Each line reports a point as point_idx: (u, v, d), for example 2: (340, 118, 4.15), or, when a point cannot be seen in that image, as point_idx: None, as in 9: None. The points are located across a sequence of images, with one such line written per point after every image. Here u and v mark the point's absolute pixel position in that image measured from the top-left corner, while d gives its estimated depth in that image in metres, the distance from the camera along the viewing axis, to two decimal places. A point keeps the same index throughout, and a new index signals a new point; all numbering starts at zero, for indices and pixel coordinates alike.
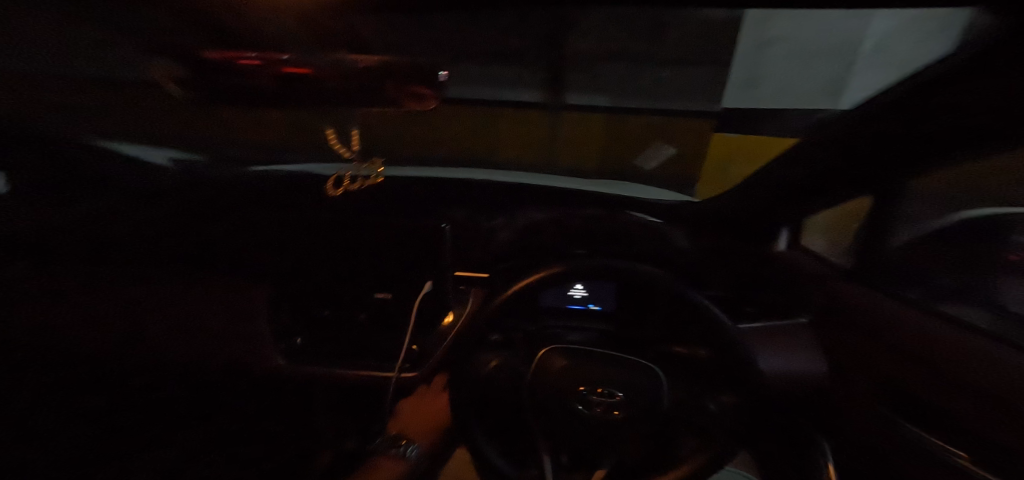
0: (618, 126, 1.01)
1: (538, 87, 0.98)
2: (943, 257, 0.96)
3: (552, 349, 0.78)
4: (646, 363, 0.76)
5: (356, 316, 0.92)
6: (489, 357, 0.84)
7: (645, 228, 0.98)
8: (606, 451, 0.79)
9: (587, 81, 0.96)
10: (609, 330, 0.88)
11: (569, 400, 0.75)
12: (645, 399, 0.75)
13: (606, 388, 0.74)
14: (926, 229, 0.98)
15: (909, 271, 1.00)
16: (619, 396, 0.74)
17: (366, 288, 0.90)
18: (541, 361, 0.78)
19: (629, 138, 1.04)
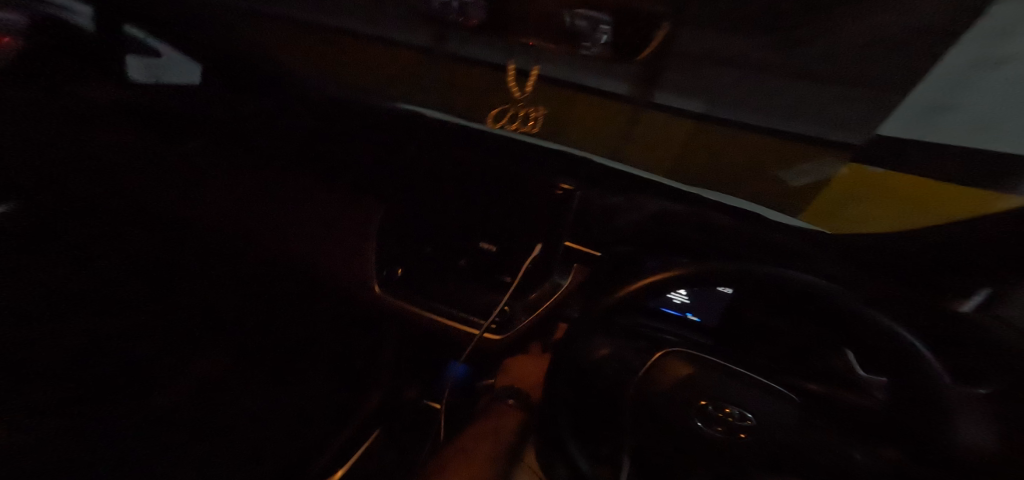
0: (740, 137, 0.72)
1: (624, 77, 0.73)
2: None
3: (674, 353, 0.74)
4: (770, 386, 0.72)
5: (457, 263, 0.85)
6: (602, 344, 0.74)
7: None
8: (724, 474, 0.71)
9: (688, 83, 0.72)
10: (714, 343, 0.77)
11: (687, 414, 0.71)
12: (776, 427, 0.70)
13: (733, 407, 0.70)
14: None
15: None
16: (748, 418, 0.70)
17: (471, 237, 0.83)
18: (660, 361, 0.74)
19: (780, 152, 0.70)
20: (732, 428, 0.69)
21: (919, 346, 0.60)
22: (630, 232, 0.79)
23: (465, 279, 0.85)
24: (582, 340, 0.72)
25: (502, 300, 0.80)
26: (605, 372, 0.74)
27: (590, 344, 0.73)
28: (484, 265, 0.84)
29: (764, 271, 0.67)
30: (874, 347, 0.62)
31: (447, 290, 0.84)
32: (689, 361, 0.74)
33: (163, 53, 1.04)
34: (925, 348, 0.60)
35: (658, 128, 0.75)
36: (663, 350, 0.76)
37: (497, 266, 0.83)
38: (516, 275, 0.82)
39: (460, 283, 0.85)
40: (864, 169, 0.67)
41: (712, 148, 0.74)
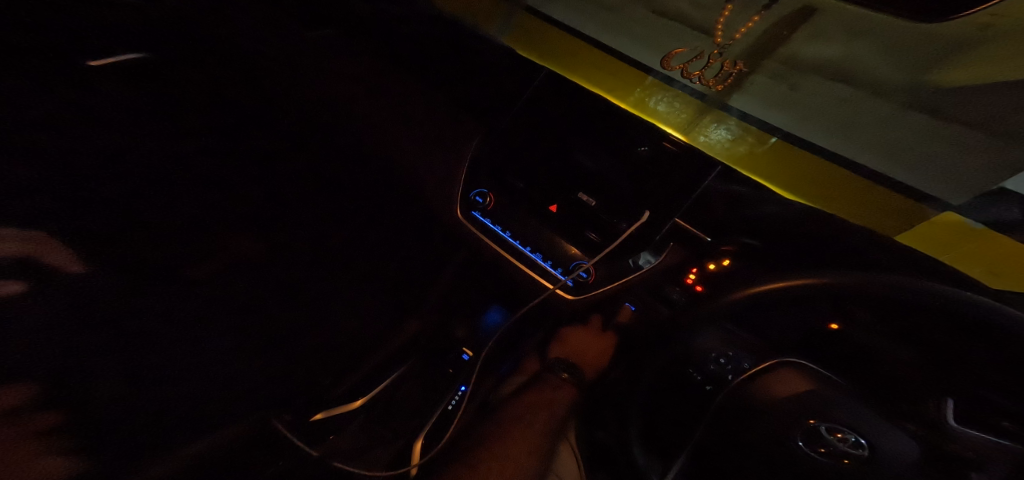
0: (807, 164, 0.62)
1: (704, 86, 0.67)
2: None
3: (781, 364, 0.65)
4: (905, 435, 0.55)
5: (542, 207, 0.77)
6: (710, 342, 0.65)
7: None
8: None
9: (771, 89, 0.65)
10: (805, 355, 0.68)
11: (789, 430, 0.58)
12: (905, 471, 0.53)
13: (845, 431, 0.54)
14: None
15: None
16: (862, 443, 0.53)
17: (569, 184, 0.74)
18: (766, 371, 0.65)
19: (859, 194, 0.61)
20: (839, 451, 0.52)
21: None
22: (761, 225, 0.68)
23: (557, 228, 0.78)
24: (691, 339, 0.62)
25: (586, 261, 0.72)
26: (699, 369, 0.67)
27: (697, 339, 0.63)
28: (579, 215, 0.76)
29: (927, 287, 0.47)
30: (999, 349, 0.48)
31: (540, 236, 0.78)
32: (797, 374, 0.63)
33: None
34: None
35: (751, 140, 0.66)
36: (768, 359, 0.66)
37: (592, 219, 0.75)
38: (613, 236, 0.74)
39: (553, 230, 0.78)
40: (963, 221, 0.57)
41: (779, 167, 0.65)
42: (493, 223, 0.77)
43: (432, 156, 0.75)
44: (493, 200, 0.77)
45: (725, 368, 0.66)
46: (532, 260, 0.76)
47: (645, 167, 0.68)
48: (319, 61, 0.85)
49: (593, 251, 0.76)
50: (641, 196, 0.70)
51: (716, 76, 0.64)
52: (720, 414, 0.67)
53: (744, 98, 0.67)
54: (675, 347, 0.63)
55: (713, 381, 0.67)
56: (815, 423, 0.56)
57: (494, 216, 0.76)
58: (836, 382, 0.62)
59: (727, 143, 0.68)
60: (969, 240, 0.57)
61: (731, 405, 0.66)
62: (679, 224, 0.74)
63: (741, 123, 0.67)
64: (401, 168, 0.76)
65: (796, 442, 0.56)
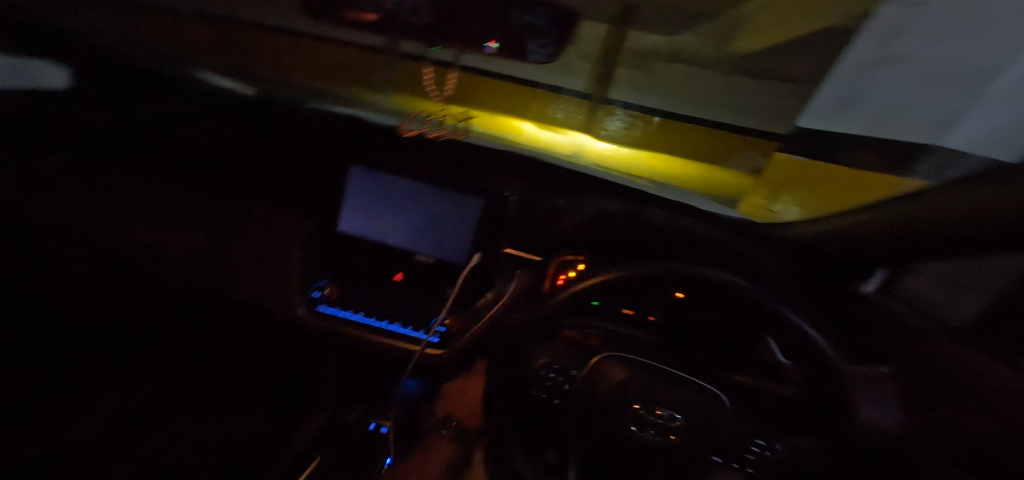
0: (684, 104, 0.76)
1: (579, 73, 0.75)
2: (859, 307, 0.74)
3: (607, 355, 0.71)
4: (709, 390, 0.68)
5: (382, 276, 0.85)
6: (537, 356, 0.74)
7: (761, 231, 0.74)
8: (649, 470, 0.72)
9: (637, 78, 0.77)
10: (649, 342, 0.73)
11: (621, 417, 0.68)
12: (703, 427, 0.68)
13: (663, 408, 0.67)
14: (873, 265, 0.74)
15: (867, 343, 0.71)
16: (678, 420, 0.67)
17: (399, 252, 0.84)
18: (594, 366, 0.71)
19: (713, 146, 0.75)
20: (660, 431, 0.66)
21: (792, 316, 0.58)
22: (573, 234, 0.80)
23: (404, 292, 0.86)
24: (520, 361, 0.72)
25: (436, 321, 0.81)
26: (543, 382, 0.73)
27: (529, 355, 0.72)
28: (424, 277, 0.86)
29: (685, 269, 0.63)
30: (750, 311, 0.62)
31: (391, 303, 0.87)
32: (625, 364, 0.71)
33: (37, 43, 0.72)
34: (803, 319, 0.58)
35: (637, 123, 0.77)
36: (600, 352, 0.72)
37: (429, 277, 0.84)
38: (454, 284, 0.83)
39: (398, 294, 0.86)
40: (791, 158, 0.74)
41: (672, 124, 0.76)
42: (341, 309, 0.87)
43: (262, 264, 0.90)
44: (332, 290, 0.87)
45: (560, 380, 0.72)
46: (389, 330, 0.86)
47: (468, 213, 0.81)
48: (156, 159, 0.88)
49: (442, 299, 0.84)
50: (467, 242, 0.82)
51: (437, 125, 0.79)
52: (569, 425, 0.72)
53: (622, 92, 0.77)
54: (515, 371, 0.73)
55: (553, 392, 0.73)
56: (641, 410, 0.66)
57: (335, 297, 0.87)
58: (658, 364, 0.69)
59: (624, 130, 0.77)
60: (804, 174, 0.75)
61: (578, 409, 0.71)
62: (512, 252, 0.81)
63: (627, 112, 0.77)
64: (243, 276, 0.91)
65: (629, 427, 0.67)
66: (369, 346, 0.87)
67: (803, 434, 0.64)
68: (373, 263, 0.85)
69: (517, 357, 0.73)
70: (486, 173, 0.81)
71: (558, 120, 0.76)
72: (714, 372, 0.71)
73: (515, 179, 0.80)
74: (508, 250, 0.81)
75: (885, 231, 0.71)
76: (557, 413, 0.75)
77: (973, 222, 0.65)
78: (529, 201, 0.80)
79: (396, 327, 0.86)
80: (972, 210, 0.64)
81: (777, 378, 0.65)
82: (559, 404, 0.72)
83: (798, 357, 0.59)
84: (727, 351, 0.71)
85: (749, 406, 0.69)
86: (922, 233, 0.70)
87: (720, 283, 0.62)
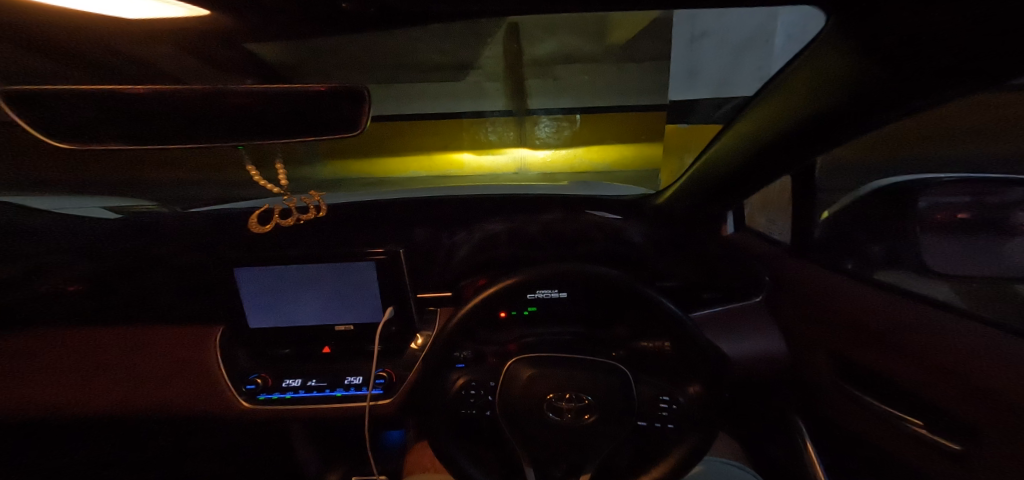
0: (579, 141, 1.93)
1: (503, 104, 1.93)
2: (693, 241, 1.07)
3: (520, 360, 0.81)
4: (611, 364, 0.80)
5: (326, 345, 1.06)
6: (458, 376, 0.83)
7: (606, 226, 1.07)
8: (586, 454, 0.80)
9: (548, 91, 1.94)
10: (551, 336, 0.88)
11: (540, 411, 0.79)
12: (615, 398, 0.78)
13: (573, 393, 0.78)
14: (721, 180, 0.96)
15: (713, 266, 1.07)
16: (588, 399, 0.78)
17: (330, 323, 1.04)
18: (508, 377, 0.81)
19: (581, 141, 1.93)
20: (573, 409, 0.77)
21: (621, 278, 0.73)
22: (467, 263, 1.08)
23: (341, 356, 1.07)
24: (437, 385, 0.78)
25: (372, 374, 0.96)
26: (468, 400, 0.83)
27: (446, 383, 0.80)
28: (350, 339, 1.06)
29: (543, 270, 0.74)
30: (599, 289, 0.74)
31: (332, 373, 1.04)
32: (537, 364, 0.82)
33: (115, 240, 1.15)
34: (628, 278, 0.73)
35: (567, 126, 1.95)
36: (512, 359, 0.84)
37: (360, 337, 1.05)
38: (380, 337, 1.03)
39: (339, 360, 1.06)
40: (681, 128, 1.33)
41: (568, 100, 1.96)
42: (283, 393, 1.03)
43: (225, 370, 1.06)
44: (270, 378, 1.05)
45: (482, 393, 0.83)
46: (336, 395, 1.00)
47: (372, 274, 0.99)
48: (156, 301, 1.16)
49: (372, 353, 1.05)
50: (383, 296, 1.01)
51: (291, 213, 1.06)
52: (504, 429, 0.82)
53: (538, 103, 1.96)
54: (436, 397, 0.79)
55: (482, 405, 0.83)
56: (554, 399, 0.78)
57: (288, 380, 1.04)
58: (564, 357, 0.81)
59: (551, 133, 1.96)
60: (708, 131, 1.11)
61: (507, 414, 0.80)
62: (423, 295, 1.09)
63: (553, 125, 1.95)
64: (207, 385, 1.05)
65: (549, 416, 0.78)
66: (323, 413, 1.00)
67: (686, 371, 0.77)
68: (318, 334, 1.06)
69: (437, 383, 0.78)
70: (396, 233, 1.10)
71: (493, 140, 1.95)
72: (627, 345, 0.85)
73: (420, 232, 1.10)
74: (421, 297, 1.07)
75: (745, 147, 0.87)
76: (492, 422, 0.86)
77: (788, 121, 0.78)
78: (433, 245, 1.09)
79: (340, 391, 1.01)
80: (803, 96, 0.72)
81: (652, 331, 0.82)
82: (486, 414, 0.83)
83: (654, 317, 0.73)
84: (632, 328, 0.86)
85: (646, 367, 0.82)
86: (771, 142, 0.84)
87: (576, 267, 0.75)
